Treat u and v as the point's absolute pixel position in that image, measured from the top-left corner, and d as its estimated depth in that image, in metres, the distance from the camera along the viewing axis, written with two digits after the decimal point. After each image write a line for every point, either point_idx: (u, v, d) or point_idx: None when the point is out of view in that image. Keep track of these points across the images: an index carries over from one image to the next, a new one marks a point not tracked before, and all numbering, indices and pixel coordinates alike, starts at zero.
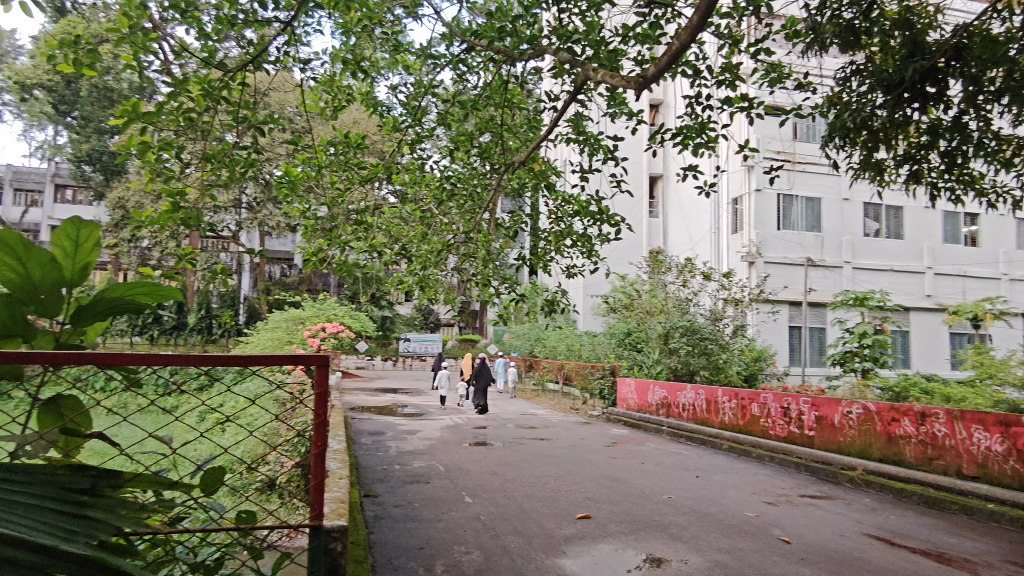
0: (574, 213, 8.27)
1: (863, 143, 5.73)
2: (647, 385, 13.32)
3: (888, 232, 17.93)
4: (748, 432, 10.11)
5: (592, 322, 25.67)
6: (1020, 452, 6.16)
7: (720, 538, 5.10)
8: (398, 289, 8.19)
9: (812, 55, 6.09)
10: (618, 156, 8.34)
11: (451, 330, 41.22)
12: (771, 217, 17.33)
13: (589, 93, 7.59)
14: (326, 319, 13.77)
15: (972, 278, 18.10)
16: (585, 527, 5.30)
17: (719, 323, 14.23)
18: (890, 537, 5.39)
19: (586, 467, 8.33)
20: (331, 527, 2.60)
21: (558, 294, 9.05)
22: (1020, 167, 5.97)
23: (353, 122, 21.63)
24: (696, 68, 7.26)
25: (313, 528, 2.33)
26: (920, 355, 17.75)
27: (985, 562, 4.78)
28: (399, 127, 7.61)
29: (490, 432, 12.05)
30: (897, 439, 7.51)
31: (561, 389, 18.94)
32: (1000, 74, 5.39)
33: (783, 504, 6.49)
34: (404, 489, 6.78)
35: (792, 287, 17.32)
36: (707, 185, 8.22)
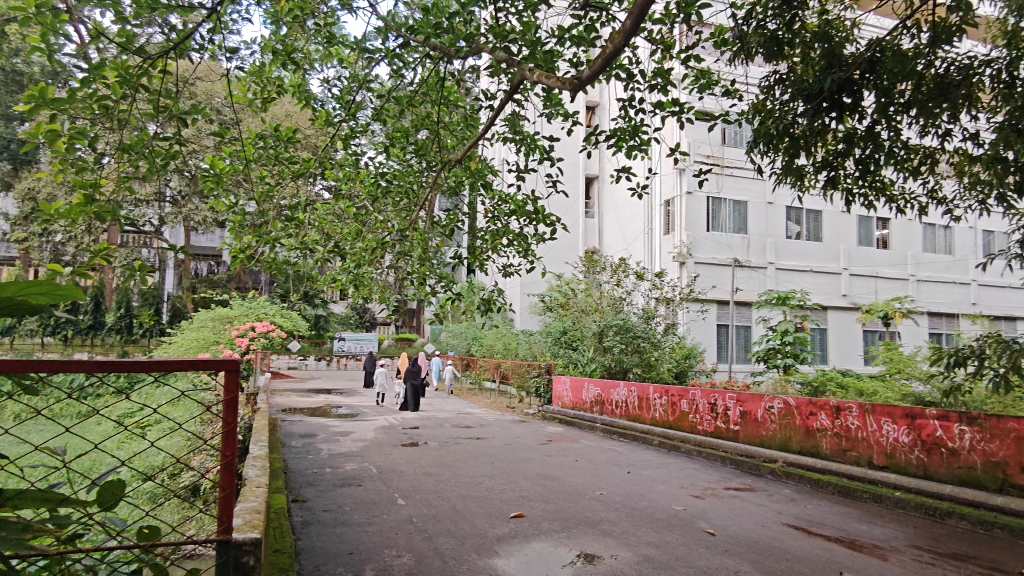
0: (510, 212, 8.27)
1: (785, 149, 5.94)
2: (582, 383, 13.50)
3: (809, 234, 18.83)
4: (678, 427, 10.39)
5: (529, 322, 25.80)
6: (925, 443, 6.59)
7: (649, 533, 5.21)
8: (330, 288, 7.98)
9: (739, 64, 6.31)
10: (554, 157, 8.36)
11: (387, 330, 40.67)
12: (700, 218, 17.92)
13: (525, 93, 7.60)
14: (255, 319, 13.29)
15: (884, 279, 19.26)
16: (518, 526, 5.30)
17: (652, 322, 14.60)
18: (807, 526, 5.65)
19: (522, 465, 8.36)
20: (243, 540, 2.51)
21: (494, 293, 9.05)
22: (926, 175, 6.33)
23: (284, 115, 21.05)
24: (629, 72, 7.38)
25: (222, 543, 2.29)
26: (837, 352, 18.71)
27: (893, 548, 5.06)
28: (332, 121, 7.40)
29: (426, 432, 11.92)
30: (814, 432, 7.89)
31: (497, 388, 18.98)
32: (908, 87, 5.72)
33: (708, 497, 6.70)
34: (334, 493, 6.61)
35: (719, 286, 17.94)
36: (640, 186, 8.36)
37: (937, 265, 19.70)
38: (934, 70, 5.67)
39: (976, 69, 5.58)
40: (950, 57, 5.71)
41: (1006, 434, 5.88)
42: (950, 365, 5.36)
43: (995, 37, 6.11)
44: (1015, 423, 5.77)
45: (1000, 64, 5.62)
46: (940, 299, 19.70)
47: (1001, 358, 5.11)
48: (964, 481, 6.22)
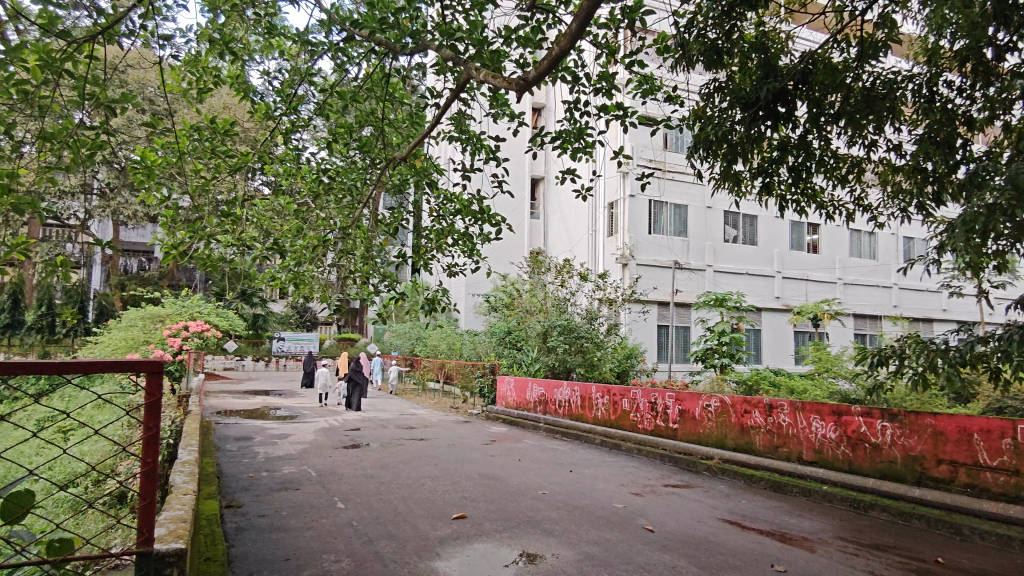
0: (455, 212, 8.21)
1: (723, 156, 6.10)
2: (526, 383, 13.55)
3: (745, 238, 19.49)
4: (620, 426, 10.56)
5: (474, 321, 25.78)
6: (850, 439, 6.91)
7: (590, 530, 5.28)
8: (269, 287, 7.74)
9: (680, 70, 6.45)
10: (500, 157, 8.33)
11: (329, 330, 39.94)
12: (643, 221, 18.29)
13: (472, 92, 7.56)
14: (189, 318, 12.79)
15: (815, 282, 20.12)
16: (460, 527, 5.28)
17: (595, 322, 14.85)
18: (740, 520, 5.84)
19: (465, 466, 8.34)
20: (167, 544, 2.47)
21: (438, 293, 8.98)
22: (853, 183, 6.64)
23: (222, 107, 20.40)
24: (574, 75, 7.46)
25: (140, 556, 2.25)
26: (770, 352, 19.45)
27: (820, 540, 5.29)
28: (272, 115, 7.17)
29: (368, 433, 11.73)
30: (748, 429, 8.17)
31: (441, 388, 18.86)
32: (838, 99, 6.00)
33: (647, 494, 6.84)
34: (271, 497, 6.42)
35: (660, 288, 18.36)
36: (584, 189, 8.43)
37: (863, 269, 20.73)
38: (862, 83, 5.97)
39: (899, 83, 5.91)
40: (876, 72, 6.02)
41: (924, 430, 6.23)
42: (874, 364, 5.63)
43: (917, 55, 6.46)
44: (932, 419, 6.13)
45: (920, 80, 5.97)
46: (865, 301, 20.72)
47: (920, 358, 5.41)
48: (886, 475, 6.54)
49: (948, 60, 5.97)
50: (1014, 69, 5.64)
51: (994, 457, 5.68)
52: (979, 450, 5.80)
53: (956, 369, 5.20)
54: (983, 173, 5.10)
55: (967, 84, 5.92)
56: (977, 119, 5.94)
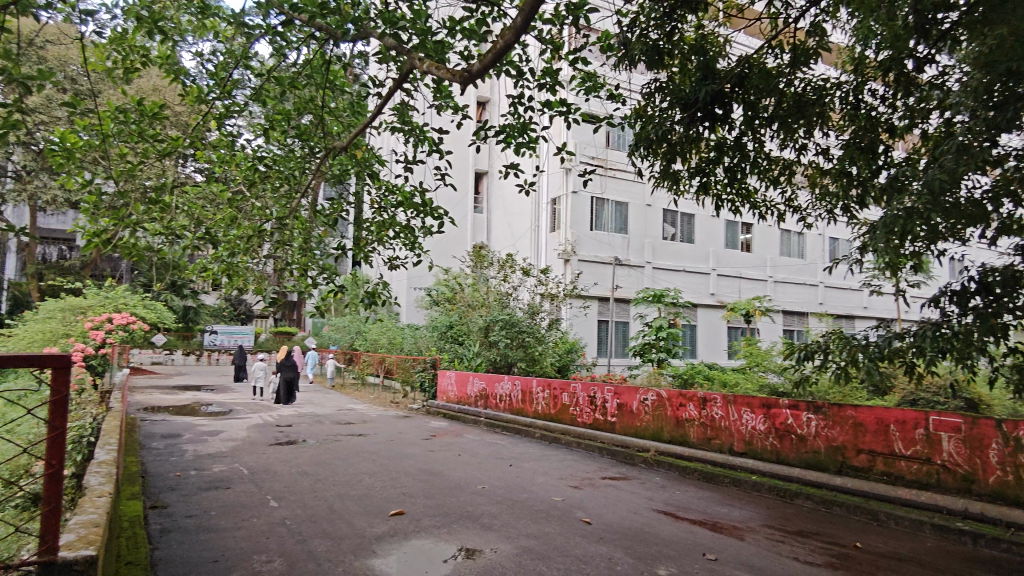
0: (397, 204, 8.09)
1: (663, 154, 6.20)
2: (467, 377, 13.51)
3: (682, 236, 20.00)
4: (559, 420, 10.68)
5: (415, 315, 25.52)
6: (778, 430, 7.21)
7: (528, 524, 5.30)
8: (200, 278, 7.38)
9: (623, 69, 6.52)
10: (443, 149, 8.22)
11: (266, 323, 38.86)
12: (585, 217, 18.50)
13: (415, 83, 7.45)
14: (113, 310, 12.13)
15: (747, 279, 20.86)
16: (398, 524, 5.21)
17: (536, 317, 14.96)
18: (674, 511, 6.00)
19: (404, 461, 8.25)
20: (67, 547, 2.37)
21: (379, 287, 8.82)
22: (784, 184, 6.88)
23: (152, 88, 19.46)
24: (519, 69, 7.44)
25: (43, 564, 2.16)
26: (704, 347, 20.07)
27: (749, 528, 5.48)
28: (205, 98, 6.85)
29: (305, 429, 11.44)
30: (683, 422, 8.40)
31: (381, 382, 18.60)
32: (771, 103, 6.23)
33: (585, 487, 6.93)
34: (199, 497, 6.17)
35: (601, 284, 18.62)
36: (527, 184, 8.41)
37: (792, 268, 21.63)
38: (794, 89, 6.21)
39: (828, 90, 6.18)
40: (807, 78, 6.27)
41: (845, 421, 6.55)
42: (800, 358, 5.88)
43: (845, 63, 6.75)
44: (854, 411, 6.46)
45: (848, 88, 6.25)
46: (793, 299, 21.63)
47: (842, 352, 5.69)
48: (810, 465, 6.85)
49: (873, 70, 6.28)
50: (932, 81, 5.99)
51: (908, 447, 6.02)
52: (895, 439, 6.13)
53: (874, 363, 5.48)
54: (902, 178, 5.40)
55: (890, 94, 6.25)
56: (898, 127, 6.28)
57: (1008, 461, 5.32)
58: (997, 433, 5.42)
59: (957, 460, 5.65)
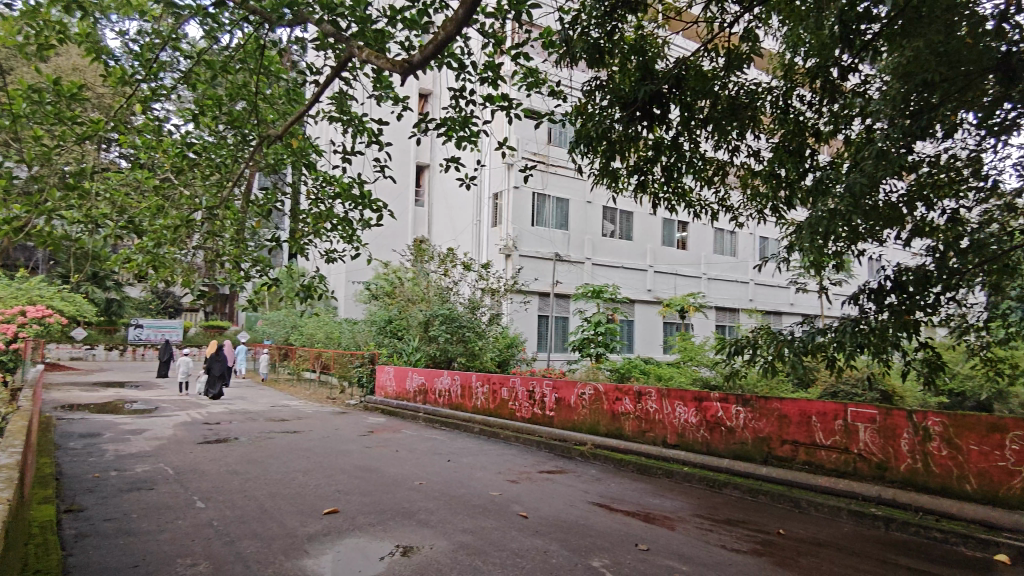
0: (334, 195, 7.89)
1: (602, 152, 6.26)
2: (406, 373, 13.34)
3: (621, 233, 20.35)
4: (498, 415, 10.70)
5: (354, 309, 25.05)
6: (709, 422, 7.44)
7: (465, 519, 5.30)
8: (123, 269, 6.99)
9: (564, 66, 6.55)
10: (383, 141, 8.06)
11: (196, 317, 37.44)
12: (526, 213, 18.58)
13: (354, 72, 7.28)
14: (25, 302, 11.36)
15: (683, 276, 21.44)
16: (331, 523, 5.10)
17: (477, 312, 14.96)
18: (609, 503, 6.10)
19: (339, 458, 8.07)
20: None
21: (315, 280, 8.60)
22: (719, 184, 7.09)
23: (71, 68, 18.32)
24: (461, 62, 7.36)
25: None
26: (641, 342, 20.53)
27: (680, 517, 5.65)
28: (129, 80, 6.46)
29: (236, 426, 11.05)
30: (619, 415, 8.56)
31: (317, 377, 18.19)
32: (706, 105, 6.41)
33: (523, 481, 6.97)
34: (119, 499, 5.86)
35: (541, 279, 18.74)
36: (469, 179, 8.36)
37: (724, 265, 22.40)
38: (728, 92, 6.40)
39: (760, 94, 6.41)
40: (740, 82, 6.49)
41: (771, 413, 6.83)
42: (731, 353, 6.07)
43: (775, 69, 7.00)
44: (779, 403, 6.74)
45: (777, 93, 6.50)
46: (725, 295, 22.39)
47: (770, 347, 5.91)
48: (738, 456, 7.10)
49: (802, 76, 6.54)
50: (854, 89, 6.28)
51: (828, 437, 6.33)
52: (816, 430, 6.43)
53: (799, 357, 5.73)
54: (826, 180, 5.66)
55: (816, 100, 6.52)
56: (824, 131, 6.57)
57: (918, 449, 5.66)
58: (908, 424, 5.76)
59: (872, 449, 5.98)
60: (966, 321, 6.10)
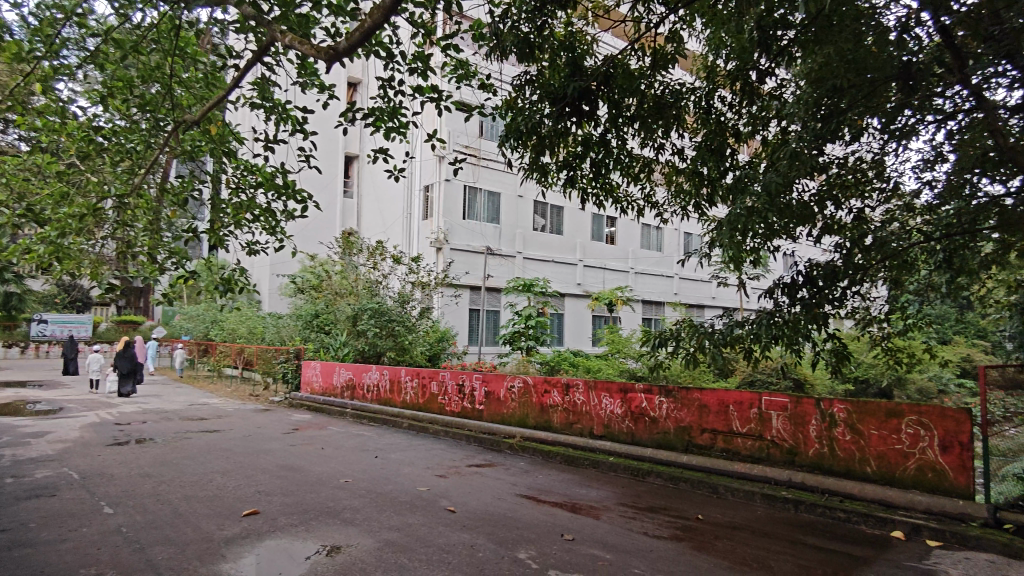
0: (256, 184, 7.58)
1: (532, 147, 6.27)
2: (333, 368, 13.01)
3: (551, 227, 20.55)
4: (427, 409, 10.63)
5: (278, 303, 24.23)
6: (635, 412, 7.64)
7: (391, 516, 5.22)
8: (21, 261, 6.48)
9: (494, 59, 6.52)
10: (307, 130, 7.80)
11: (107, 311, 35.36)
12: (457, 206, 18.46)
13: (277, 58, 6.98)
14: None
15: (611, 271, 21.89)
16: (251, 524, 4.92)
17: (407, 306, 14.78)
18: (536, 495, 6.17)
19: (261, 457, 7.80)
20: None
21: (236, 273, 8.25)
22: (645, 182, 7.26)
23: None
24: (389, 51, 7.20)
25: None
26: (571, 335, 20.83)
27: (605, 507, 5.77)
28: (27, 57, 5.95)
29: (150, 426, 10.50)
30: (547, 408, 8.67)
31: (239, 374, 17.52)
32: (633, 104, 6.58)
33: (452, 475, 6.95)
34: (15, 508, 5.45)
35: (472, 273, 18.66)
36: (397, 171, 8.22)
37: (650, 260, 23.02)
38: (654, 91, 6.59)
39: (684, 94, 6.61)
40: (665, 82, 6.67)
41: (692, 403, 7.08)
42: (656, 345, 6.24)
43: (698, 70, 7.22)
44: (699, 393, 7.00)
45: (701, 93, 6.72)
46: (651, 289, 23.03)
47: (692, 340, 6.11)
48: (660, 444, 7.33)
49: (723, 78, 6.79)
50: (771, 92, 6.57)
51: (744, 425, 6.62)
52: (733, 419, 6.72)
53: (718, 349, 5.95)
54: (745, 179, 5.91)
55: (736, 101, 6.78)
56: (743, 132, 6.83)
57: (824, 434, 6.00)
58: (816, 411, 6.10)
59: (784, 435, 6.30)
60: (870, 313, 6.49)
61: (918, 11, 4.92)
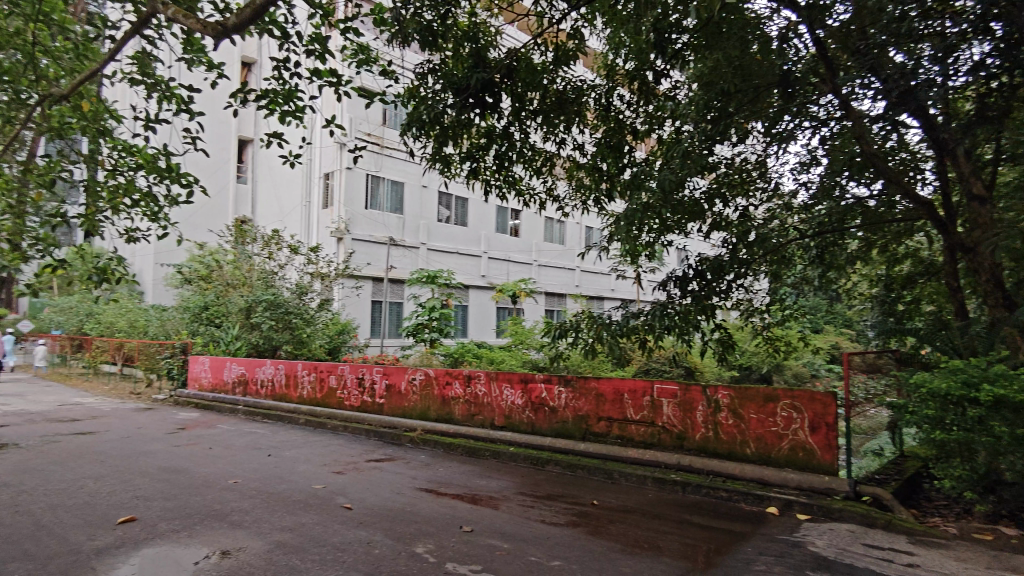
0: (136, 166, 7.00)
1: (435, 137, 6.16)
2: (223, 363, 12.33)
3: (456, 219, 20.46)
4: (325, 404, 10.31)
5: (163, 295, 22.64)
6: (535, 402, 7.77)
7: (284, 516, 5.02)
8: None
9: (396, 46, 6.39)
10: (194, 110, 7.27)
11: None
12: (359, 195, 17.96)
13: (159, 31, 6.45)
14: None
15: (515, 263, 22.13)
16: (126, 533, 4.58)
17: (305, 298, 14.07)
18: (436, 488, 6.14)
19: (141, 460, 7.28)
20: None
21: (113, 261, 7.53)
22: (547, 175, 7.36)
23: None
24: (285, 31, 6.85)
25: None
26: (474, 326, 20.90)
27: (503, 497, 5.83)
28: None
29: (11, 429, 9.53)
30: (449, 400, 8.65)
31: (119, 372, 16.25)
32: (536, 97, 6.66)
33: (349, 471, 6.79)
34: None
35: (375, 264, 18.25)
36: (292, 156, 7.85)
37: (553, 253, 23.48)
38: (557, 86, 6.74)
39: (585, 91, 6.84)
40: (567, 77, 6.78)
41: (589, 392, 7.30)
42: (556, 336, 6.36)
43: (598, 68, 7.40)
44: (596, 382, 7.22)
45: (600, 91, 6.92)
46: (554, 282, 23.54)
47: (591, 331, 6.26)
48: (559, 433, 7.50)
49: (621, 77, 7.01)
50: (666, 93, 6.85)
51: (637, 412, 6.89)
52: (627, 406, 6.99)
53: (616, 338, 6.15)
54: (642, 175, 6.12)
55: (634, 100, 7.02)
56: (640, 130, 7.07)
57: (710, 419, 6.36)
58: (702, 397, 6.44)
59: (673, 421, 6.62)
60: (753, 305, 6.90)
61: (796, 24, 5.28)
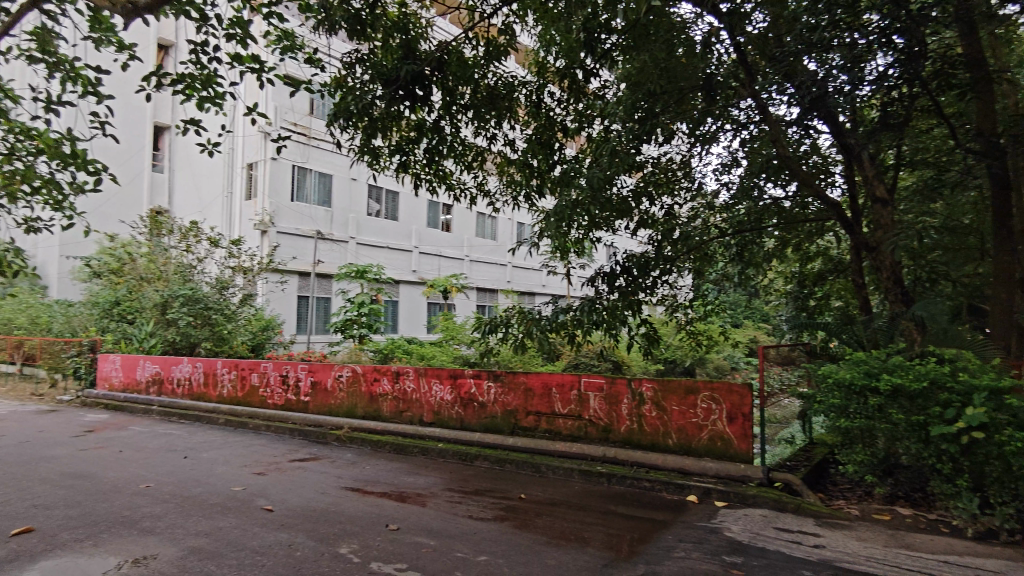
0: (35, 151, 6.50)
1: (363, 128, 6.01)
2: (136, 361, 11.66)
3: (386, 213, 20.15)
4: (247, 403, 9.93)
5: (69, 289, 21.18)
6: (464, 397, 7.75)
7: (199, 521, 4.81)
8: None
9: (323, 33, 6.22)
10: (103, 93, 6.82)
11: None
12: (285, 187, 17.38)
13: (62, 7, 6.01)
14: None
15: (446, 258, 21.98)
16: (22, 545, 4.26)
17: (226, 293, 13.52)
18: (362, 486, 6.02)
19: (41, 465, 6.79)
20: None
21: (10, 253, 7.00)
22: (477, 170, 7.33)
23: None
24: (204, 14, 6.52)
25: None
26: (405, 322, 20.63)
27: (431, 494, 5.79)
28: None
29: None
30: (377, 396, 8.51)
31: (19, 372, 15.09)
32: (467, 92, 6.63)
33: (271, 472, 6.57)
34: None
35: (301, 258, 17.70)
36: (211, 144, 7.49)
37: (484, 248, 23.46)
38: (488, 81, 6.72)
39: (515, 87, 6.85)
40: (497, 72, 6.78)
41: (518, 387, 7.34)
42: (486, 330, 6.37)
43: (529, 64, 7.43)
44: (525, 376, 7.27)
45: (531, 87, 6.98)
46: (485, 277, 23.53)
47: (520, 326, 6.30)
48: (488, 428, 7.51)
49: (552, 75, 7.07)
50: (595, 93, 6.95)
51: (565, 406, 6.99)
52: (556, 401, 7.07)
53: (545, 333, 6.20)
54: (571, 171, 6.20)
55: (564, 98, 7.10)
56: (570, 128, 7.15)
57: (634, 411, 6.52)
58: (627, 390, 6.60)
59: (600, 414, 6.76)
60: (677, 300, 7.09)
61: (717, 29, 5.46)
